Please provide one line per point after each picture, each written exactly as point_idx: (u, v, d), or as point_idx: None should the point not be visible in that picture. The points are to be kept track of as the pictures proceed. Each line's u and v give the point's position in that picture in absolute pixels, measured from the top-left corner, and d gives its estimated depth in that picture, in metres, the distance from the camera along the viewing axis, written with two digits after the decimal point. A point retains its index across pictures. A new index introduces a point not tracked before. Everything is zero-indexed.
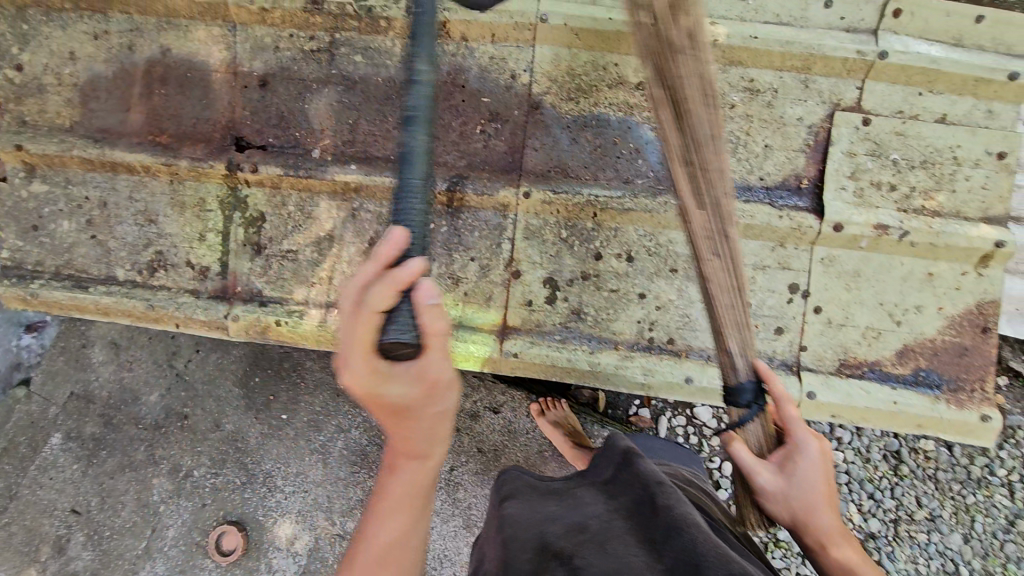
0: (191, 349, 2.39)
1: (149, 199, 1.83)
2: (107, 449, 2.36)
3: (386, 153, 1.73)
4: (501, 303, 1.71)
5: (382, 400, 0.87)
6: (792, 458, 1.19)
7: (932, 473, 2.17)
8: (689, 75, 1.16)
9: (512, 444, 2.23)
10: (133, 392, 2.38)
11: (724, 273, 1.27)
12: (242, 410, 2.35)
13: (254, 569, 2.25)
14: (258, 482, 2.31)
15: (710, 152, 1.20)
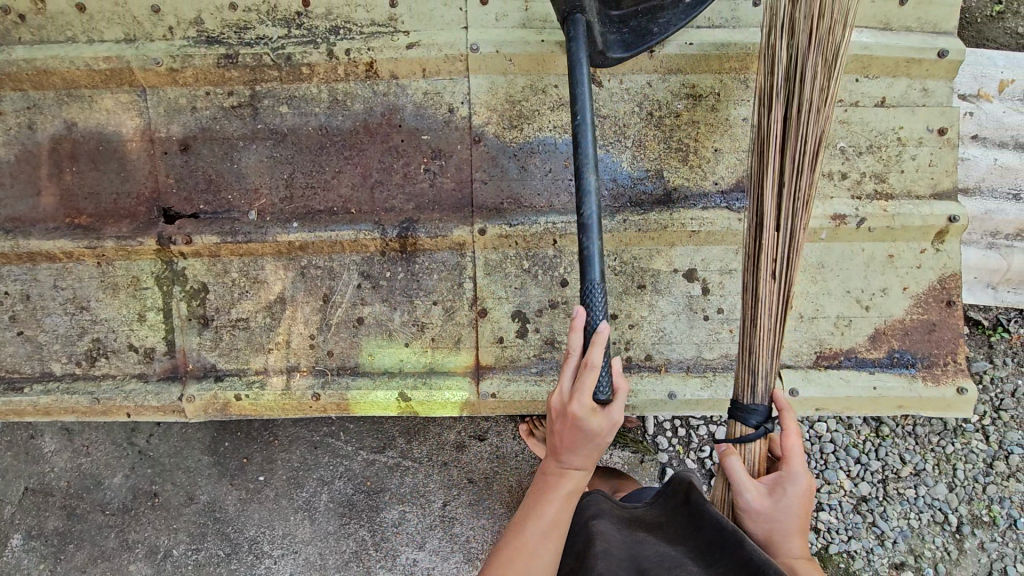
0: (152, 424, 2.23)
1: (77, 285, 1.69)
2: (74, 546, 2.19)
3: (328, 205, 1.64)
4: (471, 344, 1.65)
5: (581, 430, 1.06)
6: (782, 484, 1.17)
7: (911, 429, 2.18)
8: (812, 81, 1.20)
9: (503, 469, 2.18)
10: (92, 484, 2.21)
11: (777, 299, 1.26)
12: (213, 479, 2.21)
13: None
14: (243, 551, 2.17)
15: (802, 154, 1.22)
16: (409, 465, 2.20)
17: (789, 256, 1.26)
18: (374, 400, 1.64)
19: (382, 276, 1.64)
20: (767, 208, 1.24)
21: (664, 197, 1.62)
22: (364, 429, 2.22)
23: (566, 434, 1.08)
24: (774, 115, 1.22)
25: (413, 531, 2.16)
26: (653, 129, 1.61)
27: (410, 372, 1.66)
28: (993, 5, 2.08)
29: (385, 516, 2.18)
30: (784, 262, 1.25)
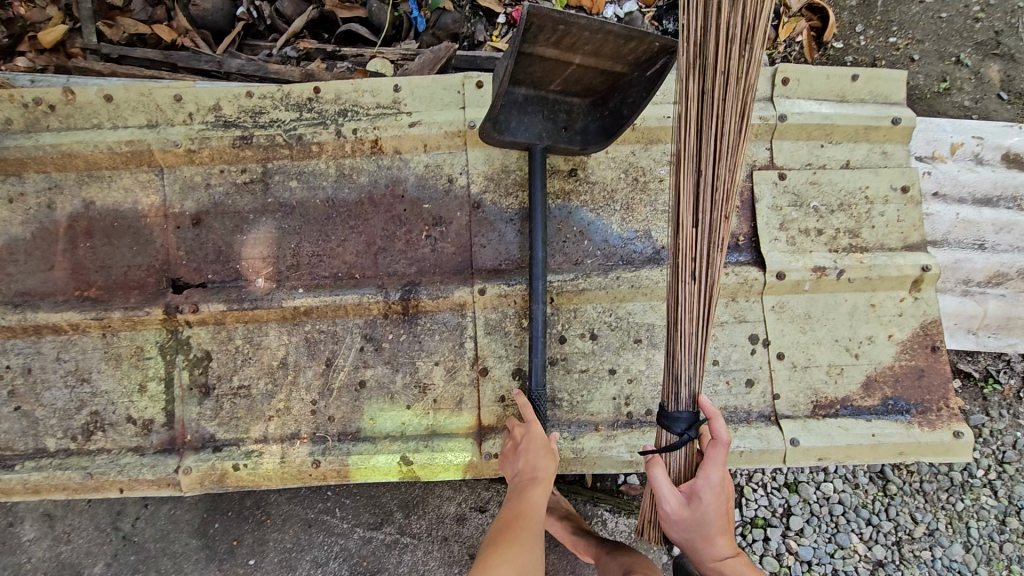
0: (138, 505, 2.14)
1: (80, 357, 1.70)
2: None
3: (333, 272, 1.70)
4: (473, 404, 1.66)
5: (538, 441, 1.43)
6: (699, 495, 1.28)
7: (919, 486, 2.15)
8: (722, 116, 1.21)
9: None
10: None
11: (697, 305, 1.30)
12: (201, 564, 2.10)
13: None
14: None
15: (713, 190, 1.25)
16: (407, 542, 2.12)
17: (708, 259, 1.29)
18: (376, 465, 1.63)
19: (384, 338, 1.68)
20: (685, 238, 1.29)
21: (654, 255, 1.72)
22: (360, 503, 2.15)
23: (529, 451, 1.43)
24: (687, 151, 1.25)
25: None
26: (640, 194, 1.73)
27: (412, 436, 1.66)
28: (938, 82, 2.31)
29: None
30: (702, 262, 1.28)
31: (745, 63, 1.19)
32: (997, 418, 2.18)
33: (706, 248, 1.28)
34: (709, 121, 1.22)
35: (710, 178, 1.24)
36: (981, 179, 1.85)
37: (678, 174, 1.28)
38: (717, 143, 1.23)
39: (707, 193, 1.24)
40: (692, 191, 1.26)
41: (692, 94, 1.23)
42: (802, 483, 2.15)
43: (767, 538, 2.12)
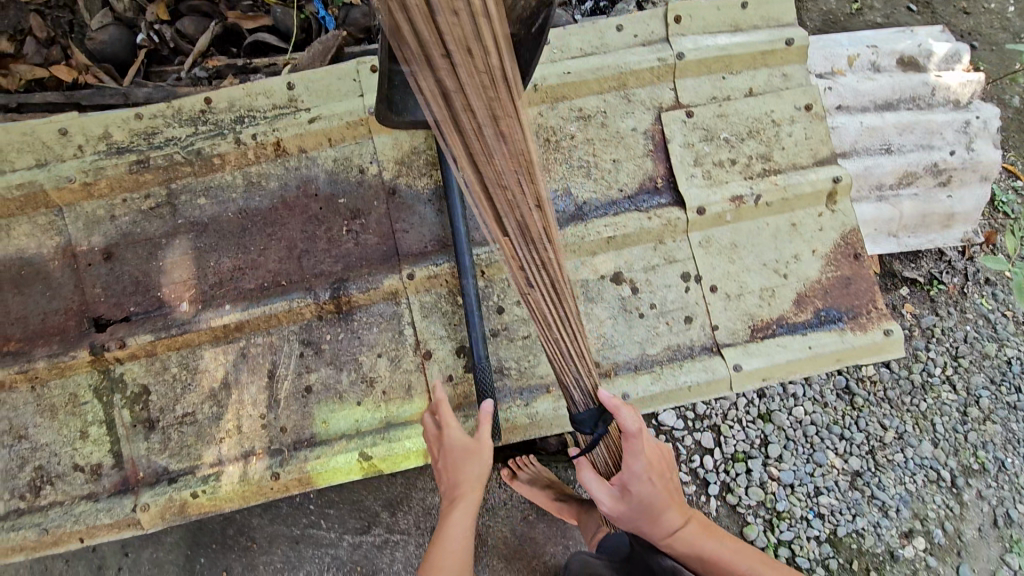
0: (118, 555, 2.09)
1: (13, 413, 1.65)
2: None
3: (258, 283, 1.67)
4: (423, 389, 1.65)
5: (456, 449, 1.36)
6: (629, 487, 1.28)
7: (884, 395, 2.22)
8: (473, 106, 0.97)
9: (495, 521, 2.12)
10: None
11: (545, 302, 1.17)
12: None
13: None
14: None
15: (505, 192, 1.06)
16: (398, 540, 2.12)
17: (539, 256, 1.13)
18: (336, 467, 1.62)
19: (322, 339, 1.67)
20: (503, 248, 1.13)
21: (576, 212, 1.73)
22: (345, 511, 2.14)
23: (449, 463, 1.37)
24: (464, 158, 1.04)
25: None
26: (553, 153, 1.74)
27: (368, 431, 1.65)
28: (850, 3, 2.38)
29: None
30: (532, 263, 1.13)
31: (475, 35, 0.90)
32: (946, 316, 2.27)
33: (530, 248, 1.12)
34: (461, 117, 0.98)
35: (496, 178, 1.05)
36: (880, 86, 1.90)
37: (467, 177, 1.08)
38: (483, 137, 1.01)
39: (501, 198, 1.06)
40: (485, 197, 1.07)
41: (429, 83, 0.97)
42: (774, 412, 2.21)
43: (749, 470, 2.16)
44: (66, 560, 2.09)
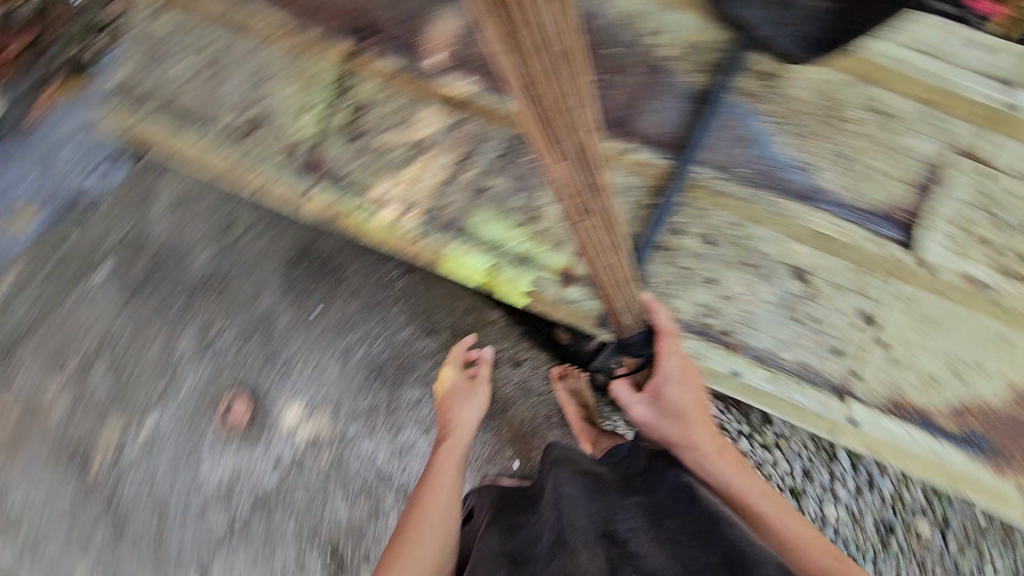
0: (251, 223, 2.31)
1: (265, 60, 1.87)
2: (131, 288, 2.26)
3: (502, 76, 1.78)
4: (573, 250, 1.83)
5: (456, 386, 2.02)
6: (663, 390, 1.64)
7: (923, 557, 1.99)
8: (534, 69, 0.92)
9: (524, 401, 2.31)
10: (171, 242, 2.27)
11: (599, 215, 1.31)
12: (281, 293, 2.30)
13: (254, 441, 2.25)
14: (276, 365, 2.28)
15: (573, 144, 1.08)
16: (445, 359, 2.31)
17: (594, 188, 1.21)
18: (466, 263, 1.86)
19: (521, 156, 1.80)
20: (564, 183, 1.20)
21: (808, 192, 1.64)
22: (419, 308, 2.34)
23: (447, 400, 1.99)
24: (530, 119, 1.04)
25: (423, 417, 2.30)
26: (827, 127, 1.62)
27: (507, 253, 1.84)
28: None
29: (404, 395, 2.31)
30: (588, 189, 1.21)
31: None
32: None
33: (586, 181, 1.19)
34: (523, 74, 0.93)
35: (564, 138, 1.06)
36: None
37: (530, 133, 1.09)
38: (559, 98, 0.98)
39: (566, 153, 1.09)
40: (550, 151, 1.09)
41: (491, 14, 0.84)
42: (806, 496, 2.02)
43: None
44: (211, 201, 2.31)
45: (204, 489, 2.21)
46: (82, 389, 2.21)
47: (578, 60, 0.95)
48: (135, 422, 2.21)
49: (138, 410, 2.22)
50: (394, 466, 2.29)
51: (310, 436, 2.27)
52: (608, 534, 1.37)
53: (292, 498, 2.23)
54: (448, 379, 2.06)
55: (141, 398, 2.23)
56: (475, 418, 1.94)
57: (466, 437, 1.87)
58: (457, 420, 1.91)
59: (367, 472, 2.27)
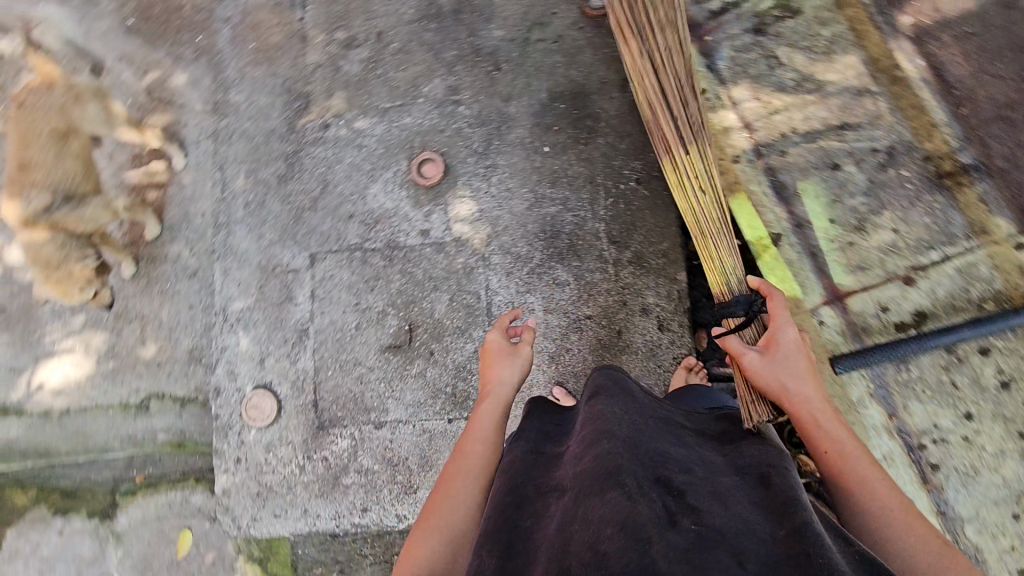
0: (554, 63, 2.96)
1: None
2: (495, 73, 3.01)
3: None
4: (857, 280, 2.28)
5: (498, 352, 2.16)
6: (773, 345, 1.93)
7: None
8: (660, 64, 2.28)
9: (643, 355, 2.72)
10: (540, 68, 2.98)
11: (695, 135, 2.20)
12: (532, 128, 2.93)
13: (435, 193, 2.96)
14: (482, 161, 2.95)
15: (678, 106, 2.26)
16: (609, 273, 2.81)
17: (687, 100, 2.24)
18: (755, 216, 2.38)
19: None
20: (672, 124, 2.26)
21: None
22: (619, 221, 2.83)
23: (489, 367, 2.14)
24: (662, 94, 2.29)
25: (560, 298, 2.82)
26: None
27: (797, 241, 2.35)
28: None
29: (556, 273, 2.84)
30: (690, 118, 2.23)
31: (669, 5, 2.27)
32: None
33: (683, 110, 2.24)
34: (658, 73, 2.30)
35: (664, 88, 2.29)
36: None
37: (654, 100, 2.35)
38: (667, 75, 2.26)
39: (673, 97, 2.26)
40: (664, 111, 2.31)
41: (641, 42, 2.36)
42: None
43: None
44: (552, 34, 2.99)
45: (396, 225, 2.95)
46: (412, 108, 3.04)
47: (672, 44, 2.25)
48: (386, 117, 3.05)
49: (430, 145, 3.00)
50: (504, 310, 2.85)
51: (482, 241, 2.90)
52: (663, 483, 1.43)
53: (433, 275, 2.91)
54: (493, 344, 2.21)
55: (436, 138, 3.00)
56: (514, 383, 2.07)
57: (502, 401, 2.02)
58: (495, 384, 2.06)
59: (479, 292, 2.87)
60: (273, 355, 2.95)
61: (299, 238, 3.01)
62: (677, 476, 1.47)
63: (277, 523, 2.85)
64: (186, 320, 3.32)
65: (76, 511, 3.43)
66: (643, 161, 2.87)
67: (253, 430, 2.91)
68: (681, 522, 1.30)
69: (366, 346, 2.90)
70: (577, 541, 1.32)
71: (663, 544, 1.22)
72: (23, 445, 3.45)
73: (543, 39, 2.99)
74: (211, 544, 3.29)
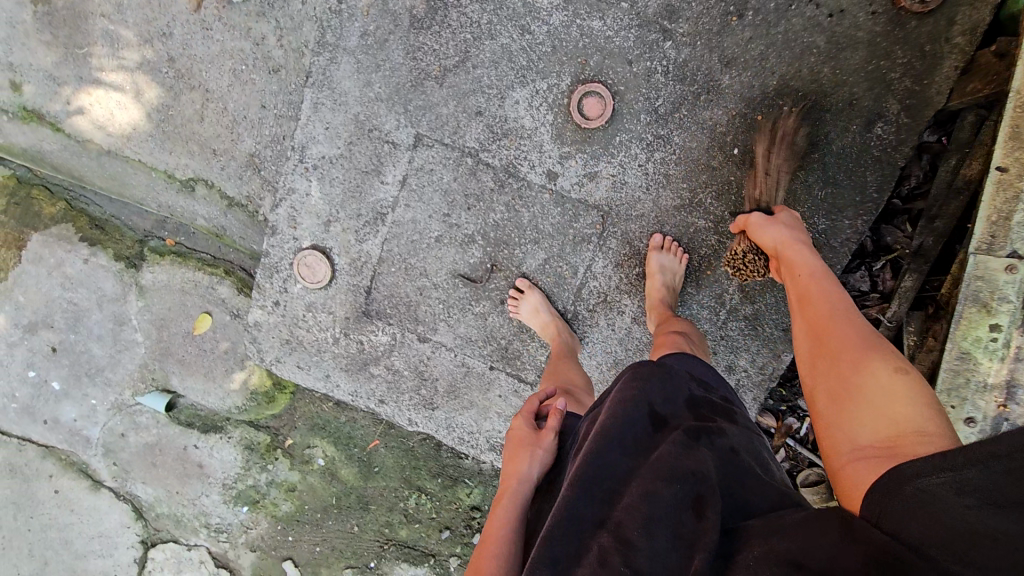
0: (812, 52, 2.20)
1: None
2: (734, 17, 2.24)
3: None
4: None
5: (519, 432, 2.04)
6: (780, 219, 2.13)
7: None
8: (666, 298, 2.40)
9: None
10: (791, 43, 2.20)
11: (700, 344, 2.23)
12: (735, 118, 2.29)
13: (586, 138, 2.40)
14: (654, 128, 2.35)
15: (693, 331, 2.29)
16: (716, 316, 2.52)
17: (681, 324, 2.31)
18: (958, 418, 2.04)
19: None
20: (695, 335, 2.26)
21: None
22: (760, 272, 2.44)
23: (513, 447, 1.99)
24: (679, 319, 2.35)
25: None
26: None
27: None
28: None
29: None
30: (697, 339, 2.25)
31: (564, 249, 2.55)
32: None
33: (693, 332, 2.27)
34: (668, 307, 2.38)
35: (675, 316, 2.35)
36: None
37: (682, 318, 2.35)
38: (667, 308, 2.38)
39: (681, 321, 2.32)
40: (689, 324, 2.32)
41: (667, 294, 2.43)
42: None
43: None
44: (836, 9, 2.15)
45: (523, 151, 2.45)
46: (608, 9, 2.29)
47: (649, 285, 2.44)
48: (573, 7, 2.31)
49: (606, 73, 2.33)
50: (593, 298, 2.59)
51: (607, 215, 2.48)
52: (602, 520, 1.44)
53: (539, 226, 2.53)
54: (519, 430, 2.04)
55: (617, 68, 2.33)
56: (536, 478, 1.87)
57: (522, 500, 1.82)
58: (516, 478, 1.87)
59: (576, 267, 2.56)
60: (341, 222, 2.66)
61: (410, 109, 2.48)
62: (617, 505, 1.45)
63: (298, 373, 2.88)
64: (254, 119, 2.89)
65: (104, 248, 3.39)
66: (830, 222, 2.32)
67: (300, 285, 2.75)
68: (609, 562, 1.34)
69: (439, 262, 2.64)
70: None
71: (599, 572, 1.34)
72: (54, 161, 3.14)
73: (822, 13, 2.16)
74: (228, 336, 3.43)
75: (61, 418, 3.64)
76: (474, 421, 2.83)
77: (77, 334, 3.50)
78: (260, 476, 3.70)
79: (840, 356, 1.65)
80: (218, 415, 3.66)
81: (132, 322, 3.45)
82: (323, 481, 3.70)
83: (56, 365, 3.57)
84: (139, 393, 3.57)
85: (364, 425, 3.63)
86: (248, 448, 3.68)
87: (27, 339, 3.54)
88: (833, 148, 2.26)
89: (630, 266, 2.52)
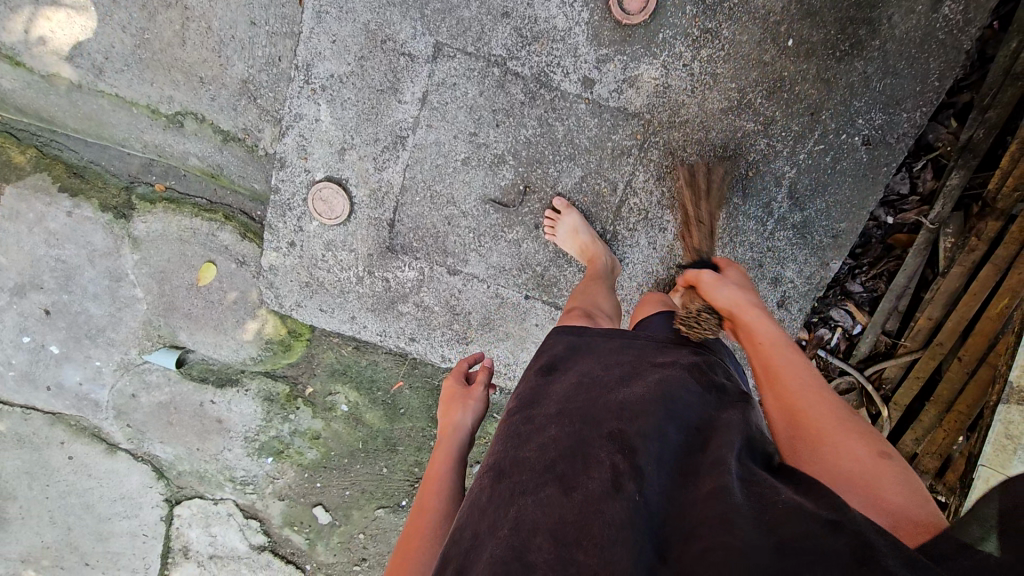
0: None
1: None
2: None
3: None
4: None
5: (450, 391, 2.06)
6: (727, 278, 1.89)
7: None
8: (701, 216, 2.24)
9: None
10: None
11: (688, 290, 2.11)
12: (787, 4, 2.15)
13: (625, 37, 2.23)
14: (698, 21, 2.20)
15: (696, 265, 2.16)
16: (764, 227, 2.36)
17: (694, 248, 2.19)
18: None
19: None
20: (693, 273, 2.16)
21: None
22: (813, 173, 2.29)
23: (442, 407, 2.02)
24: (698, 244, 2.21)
25: None
26: None
27: None
28: None
29: None
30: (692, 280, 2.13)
31: (603, 164, 2.38)
32: None
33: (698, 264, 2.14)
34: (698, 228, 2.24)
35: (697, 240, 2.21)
36: None
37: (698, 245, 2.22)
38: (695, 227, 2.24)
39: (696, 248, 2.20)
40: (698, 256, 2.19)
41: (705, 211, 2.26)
42: None
43: None
44: None
45: (556, 56, 2.27)
46: None
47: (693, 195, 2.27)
48: None
49: None
50: (634, 215, 2.43)
51: (649, 124, 2.31)
52: (615, 438, 1.34)
53: (574, 139, 2.35)
54: (450, 386, 2.09)
55: None
56: (470, 426, 1.96)
57: (456, 451, 1.91)
58: (452, 428, 1.96)
59: (616, 183, 2.39)
60: (357, 149, 2.43)
61: (427, 14, 2.28)
62: (630, 423, 1.34)
63: (321, 317, 2.69)
64: (244, 39, 2.61)
65: (88, 198, 3.12)
66: (887, 116, 2.21)
67: (316, 222, 2.54)
68: (623, 487, 1.25)
69: (467, 187, 2.45)
70: (535, 527, 1.24)
71: (611, 497, 1.24)
72: (14, 101, 2.80)
73: None
74: (235, 285, 3.23)
75: (64, 383, 3.45)
76: (510, 353, 2.69)
77: (70, 294, 3.26)
78: (283, 427, 3.59)
79: (821, 437, 1.39)
80: (232, 368, 3.51)
81: (130, 278, 3.23)
82: (348, 427, 3.62)
83: (51, 329, 3.34)
84: (146, 351, 3.38)
85: (387, 367, 3.53)
86: (268, 399, 3.55)
87: (15, 302, 3.29)
88: (895, 33, 2.13)
89: (668, 176, 2.36)
